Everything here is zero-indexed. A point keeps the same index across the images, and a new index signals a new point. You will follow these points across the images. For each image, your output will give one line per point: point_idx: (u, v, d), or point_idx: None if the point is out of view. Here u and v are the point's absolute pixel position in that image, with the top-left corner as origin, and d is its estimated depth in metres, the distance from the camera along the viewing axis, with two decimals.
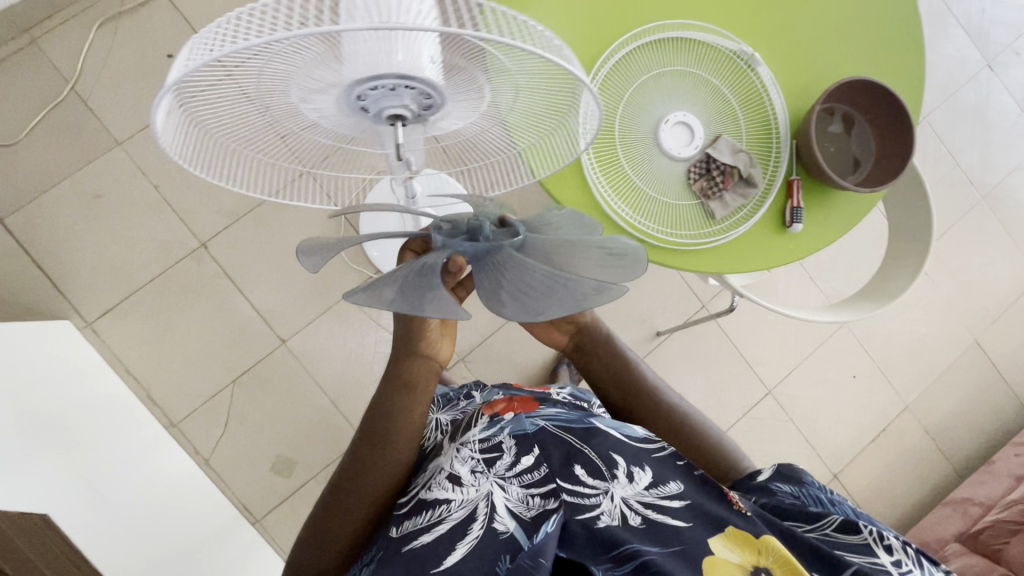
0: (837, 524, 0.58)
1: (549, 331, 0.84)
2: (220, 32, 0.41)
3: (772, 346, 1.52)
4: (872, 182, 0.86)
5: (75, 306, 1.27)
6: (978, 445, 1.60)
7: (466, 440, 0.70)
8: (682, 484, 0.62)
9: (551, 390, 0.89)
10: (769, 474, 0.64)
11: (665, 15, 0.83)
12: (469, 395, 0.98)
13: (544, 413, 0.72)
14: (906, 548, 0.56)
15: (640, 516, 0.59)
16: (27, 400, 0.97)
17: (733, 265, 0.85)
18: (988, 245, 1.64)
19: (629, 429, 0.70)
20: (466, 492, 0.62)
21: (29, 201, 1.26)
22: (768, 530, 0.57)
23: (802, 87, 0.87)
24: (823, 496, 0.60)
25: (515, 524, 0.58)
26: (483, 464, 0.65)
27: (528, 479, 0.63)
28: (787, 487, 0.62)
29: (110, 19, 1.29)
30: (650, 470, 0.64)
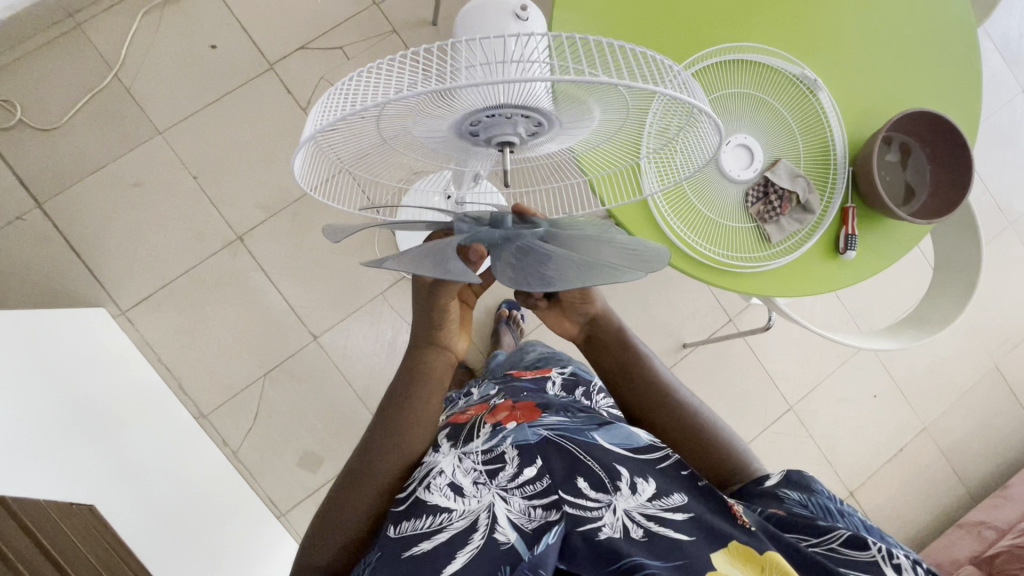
0: (843, 538, 0.51)
1: (560, 320, 0.78)
2: (352, 92, 0.44)
3: (794, 362, 1.53)
4: (926, 213, 0.87)
5: (109, 293, 1.26)
6: (992, 467, 1.61)
7: (468, 450, 0.65)
8: (685, 496, 0.57)
9: (550, 375, 0.89)
10: (777, 479, 0.60)
11: (726, 38, 0.84)
12: (468, 393, 0.96)
13: (546, 423, 0.67)
14: (917, 570, 0.49)
15: (642, 529, 0.54)
16: (67, 390, 0.97)
17: (786, 290, 0.86)
18: (1013, 270, 1.65)
19: (633, 435, 0.65)
20: (468, 502, 0.57)
21: (67, 187, 1.26)
22: (771, 544, 0.52)
23: (860, 116, 0.88)
24: (833, 507, 0.56)
25: (517, 535, 0.54)
26: (486, 476, 0.60)
27: (531, 489, 0.58)
28: (795, 494, 0.57)
29: (155, 7, 1.29)
30: (655, 481, 0.59)
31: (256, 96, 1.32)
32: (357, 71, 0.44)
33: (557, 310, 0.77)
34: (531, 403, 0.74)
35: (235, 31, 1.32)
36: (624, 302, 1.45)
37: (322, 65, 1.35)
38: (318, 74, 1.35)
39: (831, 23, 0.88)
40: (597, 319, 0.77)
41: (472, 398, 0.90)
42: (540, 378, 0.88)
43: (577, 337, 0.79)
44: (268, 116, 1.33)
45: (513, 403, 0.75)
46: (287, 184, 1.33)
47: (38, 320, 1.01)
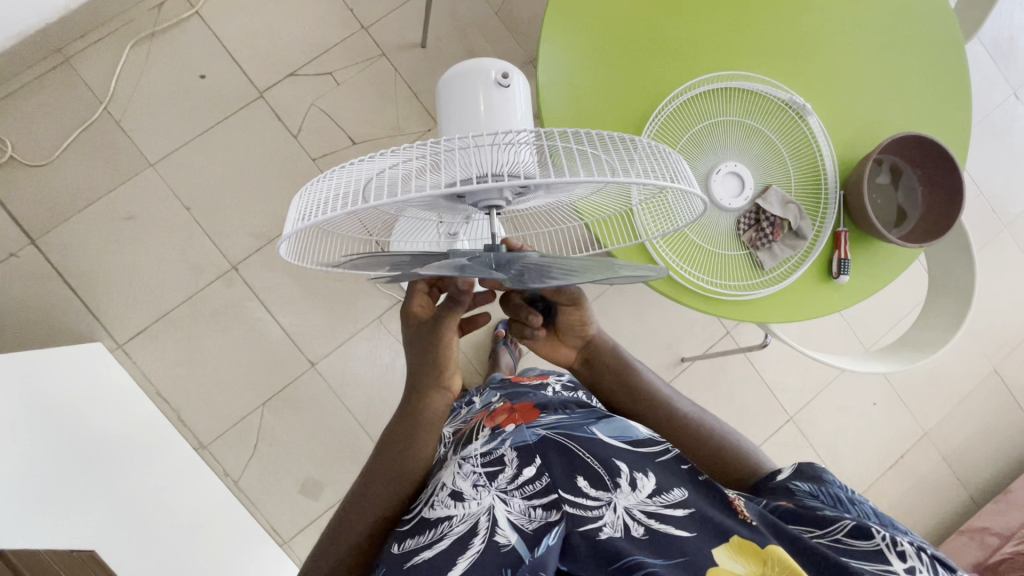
0: (848, 529, 0.50)
1: (555, 344, 0.74)
2: (336, 192, 0.47)
3: (794, 372, 1.53)
4: (918, 236, 0.87)
5: (106, 327, 1.26)
6: (992, 471, 1.62)
7: (467, 454, 0.63)
8: (686, 491, 0.56)
9: (548, 384, 0.87)
10: (788, 474, 0.61)
11: (712, 67, 0.85)
12: (470, 402, 0.92)
13: (545, 422, 0.65)
14: (924, 557, 0.48)
15: (643, 526, 0.53)
16: (67, 431, 0.96)
17: (783, 314, 0.86)
18: (1010, 273, 1.65)
19: (631, 431, 0.64)
20: (467, 506, 0.55)
21: (61, 222, 1.25)
22: (774, 538, 0.51)
23: (851, 138, 0.88)
24: (843, 496, 0.55)
25: (517, 538, 0.51)
26: (485, 478, 0.58)
27: (531, 489, 0.56)
28: (805, 486, 0.57)
29: (143, 39, 1.29)
30: (654, 475, 0.58)
31: (248, 125, 1.32)
32: (342, 172, 0.48)
33: (552, 334, 0.73)
34: (530, 403, 0.73)
35: (224, 60, 1.32)
36: (622, 319, 1.44)
37: (312, 92, 1.35)
38: (308, 101, 1.35)
39: (818, 44, 0.88)
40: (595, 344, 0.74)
41: (476, 405, 0.86)
42: (539, 386, 0.86)
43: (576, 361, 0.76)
44: (259, 144, 1.33)
45: (512, 405, 0.74)
46: (280, 212, 1.33)
47: (36, 361, 1.01)
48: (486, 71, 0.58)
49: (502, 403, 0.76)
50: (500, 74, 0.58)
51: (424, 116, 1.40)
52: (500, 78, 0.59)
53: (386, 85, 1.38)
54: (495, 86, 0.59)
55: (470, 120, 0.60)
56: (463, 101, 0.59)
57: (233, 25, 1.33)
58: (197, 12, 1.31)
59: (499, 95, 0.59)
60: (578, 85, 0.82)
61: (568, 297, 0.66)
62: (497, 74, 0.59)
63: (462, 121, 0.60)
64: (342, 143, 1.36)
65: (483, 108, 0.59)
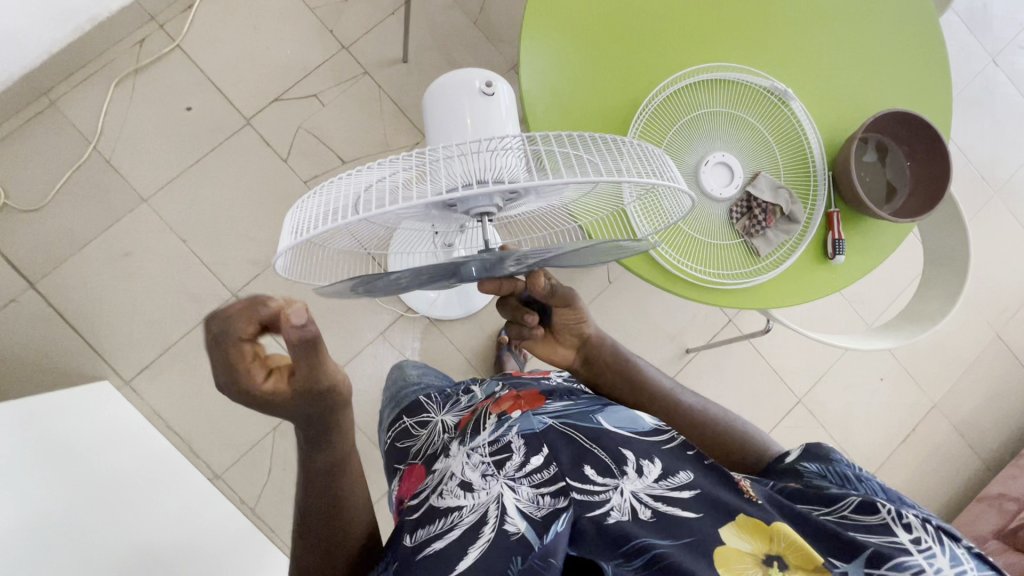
0: (855, 505, 0.50)
1: (554, 346, 0.79)
2: (328, 205, 0.48)
3: (799, 354, 1.53)
4: (907, 211, 0.88)
5: (112, 365, 1.26)
6: (1004, 437, 1.62)
7: (475, 445, 0.64)
8: (692, 473, 0.55)
9: (551, 375, 0.82)
10: (798, 455, 0.61)
11: (690, 60, 0.86)
12: (469, 390, 0.88)
13: (551, 410, 0.67)
14: (929, 527, 0.47)
15: (650, 509, 0.52)
16: (80, 472, 0.96)
17: (779, 297, 0.87)
18: (1004, 238, 1.66)
19: (638, 422, 0.64)
20: (476, 497, 0.55)
21: (59, 264, 1.26)
22: (779, 515, 0.51)
23: (835, 119, 0.89)
24: (851, 473, 0.55)
25: (526, 525, 0.51)
26: (493, 468, 0.59)
27: (539, 478, 0.57)
28: (813, 466, 0.58)
29: (127, 77, 1.30)
30: (661, 460, 0.57)
31: (237, 153, 1.33)
32: (337, 185, 0.49)
33: (550, 333, 0.78)
34: (535, 390, 0.74)
35: (209, 91, 1.33)
36: (624, 314, 1.45)
37: (299, 115, 1.36)
38: (295, 124, 1.36)
39: (794, 29, 0.89)
40: (590, 342, 0.78)
41: (477, 395, 0.83)
42: (541, 377, 0.83)
43: (576, 362, 0.79)
44: (250, 171, 1.33)
45: (518, 391, 0.73)
46: (276, 237, 1.33)
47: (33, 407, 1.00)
48: (471, 81, 0.60)
49: (506, 390, 0.75)
50: (484, 82, 0.60)
51: (412, 129, 1.41)
52: (485, 86, 0.60)
53: (371, 102, 1.39)
54: (481, 94, 0.60)
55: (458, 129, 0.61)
56: (451, 110, 0.61)
57: (214, 56, 1.34)
58: (179, 45, 1.32)
59: (484, 103, 0.61)
60: (559, 88, 0.83)
61: (563, 297, 0.71)
62: (481, 82, 0.60)
63: (451, 131, 0.61)
64: (332, 163, 1.37)
65: (469, 118, 0.61)
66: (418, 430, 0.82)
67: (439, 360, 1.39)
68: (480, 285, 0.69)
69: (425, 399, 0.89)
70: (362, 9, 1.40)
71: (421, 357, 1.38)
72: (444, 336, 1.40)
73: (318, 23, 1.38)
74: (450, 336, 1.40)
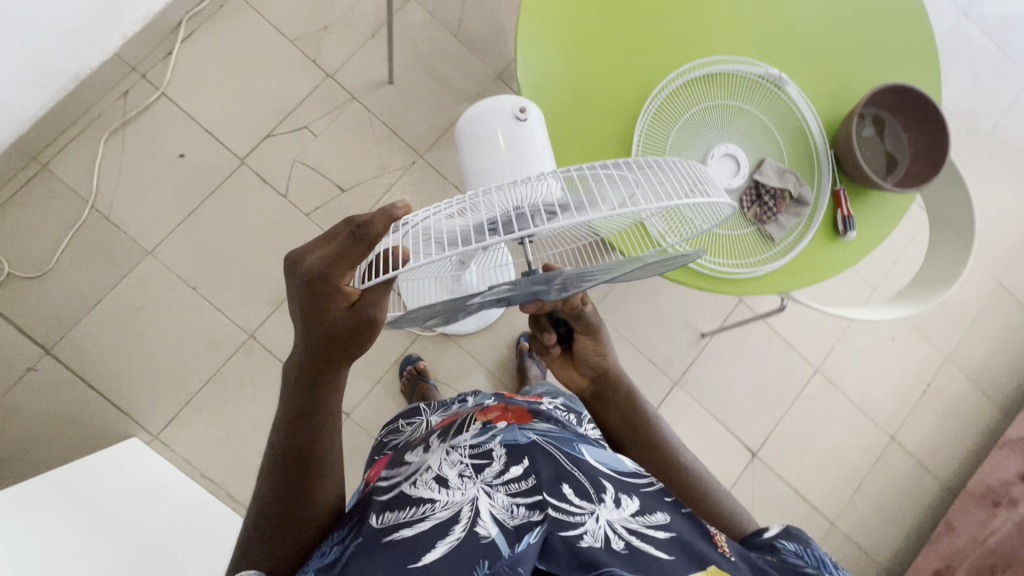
0: None
1: (569, 369, 0.82)
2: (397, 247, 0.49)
3: (811, 325, 1.55)
4: (912, 178, 0.90)
5: (138, 420, 1.26)
6: (1016, 381, 1.66)
7: (456, 444, 0.65)
8: (669, 516, 0.55)
9: (543, 401, 0.79)
10: (777, 533, 0.58)
11: (683, 57, 0.87)
12: (462, 399, 0.93)
13: (537, 428, 0.65)
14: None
15: (623, 541, 0.50)
16: (128, 534, 0.95)
17: (799, 279, 0.88)
18: (995, 187, 1.69)
19: (619, 463, 0.63)
20: (451, 494, 0.56)
21: (72, 327, 1.25)
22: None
23: (830, 99, 0.91)
24: (829, 561, 0.52)
25: (498, 530, 0.51)
26: (471, 470, 0.59)
27: (516, 488, 0.56)
28: (790, 545, 0.55)
29: (115, 131, 1.29)
30: (638, 499, 0.56)
31: (236, 194, 1.33)
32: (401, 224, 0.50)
33: (569, 358, 0.82)
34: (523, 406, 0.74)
35: (200, 136, 1.33)
36: (636, 308, 1.47)
37: (292, 149, 1.36)
38: (290, 158, 1.36)
39: (779, 13, 0.90)
40: (608, 375, 0.79)
41: (467, 404, 0.87)
42: (533, 402, 0.79)
43: (588, 392, 0.80)
44: (252, 211, 1.33)
45: (506, 404, 0.75)
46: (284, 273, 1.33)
47: (64, 480, 0.98)
48: (509, 107, 0.74)
49: (495, 402, 0.78)
50: (518, 108, 0.74)
51: (406, 149, 1.41)
52: (519, 112, 0.74)
53: (362, 127, 1.39)
54: (514, 118, 0.74)
55: (491, 143, 0.74)
56: (487, 128, 0.74)
57: (201, 101, 1.33)
58: (164, 93, 1.32)
59: (517, 123, 0.73)
60: (559, 100, 0.84)
61: (584, 325, 0.76)
62: (515, 109, 0.74)
63: (489, 148, 0.74)
64: (331, 192, 1.36)
65: (502, 137, 0.73)
66: (404, 426, 0.89)
67: (460, 376, 1.40)
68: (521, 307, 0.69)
69: (424, 405, 0.95)
70: (342, 35, 1.40)
71: (444, 375, 1.39)
72: (463, 350, 1.41)
73: (299, 54, 1.38)
74: (469, 350, 1.41)
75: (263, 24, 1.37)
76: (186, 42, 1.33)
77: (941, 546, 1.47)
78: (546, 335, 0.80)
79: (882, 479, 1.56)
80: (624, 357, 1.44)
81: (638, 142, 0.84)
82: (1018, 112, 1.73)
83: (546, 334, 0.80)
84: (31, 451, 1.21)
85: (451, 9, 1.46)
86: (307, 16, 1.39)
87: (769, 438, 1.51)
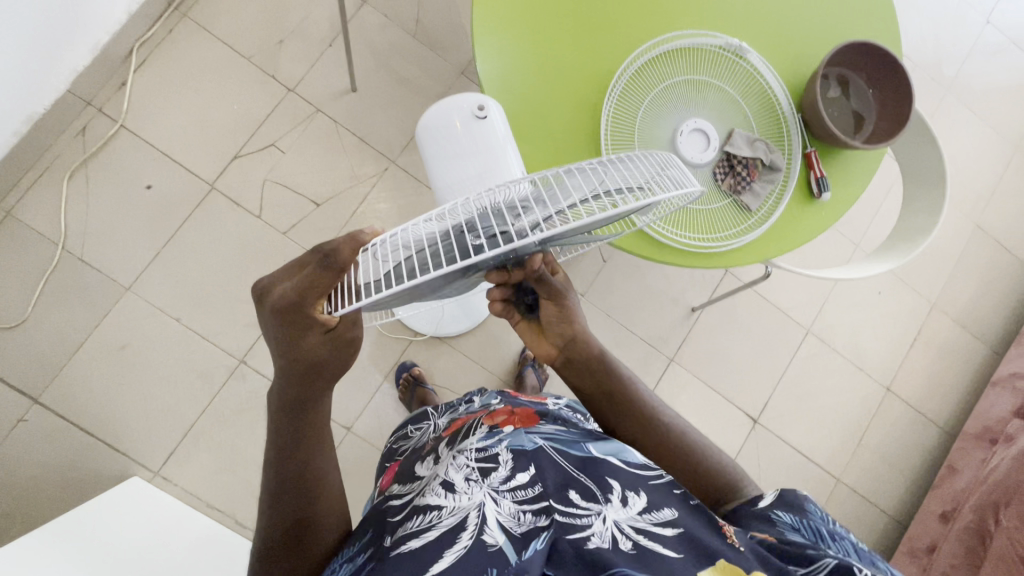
0: (831, 567, 0.49)
1: (538, 338, 0.79)
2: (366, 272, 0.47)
3: (799, 288, 1.56)
4: (879, 137, 0.90)
5: (136, 458, 1.24)
6: (1002, 319, 1.69)
7: (463, 449, 0.65)
8: (677, 510, 0.55)
9: (547, 402, 0.85)
10: (772, 501, 0.59)
11: (643, 36, 0.87)
12: (469, 400, 0.92)
13: (543, 431, 0.67)
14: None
15: (631, 541, 0.51)
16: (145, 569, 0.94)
17: (781, 246, 0.89)
18: (964, 133, 1.71)
19: (629, 453, 0.63)
20: (458, 499, 0.55)
21: (57, 372, 1.23)
22: (760, 566, 0.50)
23: (794, 63, 0.91)
24: (825, 530, 0.54)
25: (505, 538, 0.51)
26: (477, 473, 0.59)
27: (523, 494, 0.56)
28: (787, 516, 0.56)
29: (78, 169, 1.27)
30: (646, 495, 0.57)
31: (209, 220, 1.31)
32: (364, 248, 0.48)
33: (535, 324, 0.79)
34: (529, 409, 0.76)
35: (165, 165, 1.30)
36: (625, 289, 1.47)
37: (262, 168, 1.34)
38: (261, 177, 1.33)
39: None
40: (576, 341, 0.76)
41: (473, 406, 0.87)
42: (539, 403, 0.84)
43: (557, 361, 0.78)
44: (227, 234, 1.31)
45: (512, 408, 0.76)
46: None
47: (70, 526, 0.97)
48: (471, 103, 0.84)
49: (501, 404, 0.79)
50: (479, 106, 0.83)
51: (376, 155, 1.39)
52: (478, 110, 0.83)
53: (330, 139, 1.37)
54: (474, 114, 0.84)
55: (451, 130, 0.86)
56: (450, 119, 0.86)
57: (162, 129, 1.31)
58: (123, 125, 1.29)
59: (477, 120, 0.83)
60: (523, 91, 0.83)
61: (548, 289, 0.73)
62: (476, 107, 0.83)
63: (450, 141, 0.86)
64: (306, 208, 1.35)
65: (463, 130, 0.85)
66: (413, 431, 0.89)
67: (458, 377, 1.40)
68: (485, 277, 0.69)
69: (431, 408, 0.95)
70: (299, 48, 1.38)
71: (441, 378, 1.38)
72: (458, 351, 1.41)
73: (257, 70, 1.35)
74: (463, 350, 1.41)
75: (217, 44, 1.34)
76: (140, 71, 1.31)
77: (945, 489, 1.50)
78: (493, 291, 0.78)
79: (882, 430, 1.59)
80: (617, 341, 1.44)
81: (605, 124, 0.84)
82: (979, 56, 1.75)
83: (494, 291, 0.78)
84: (31, 502, 1.20)
85: (407, 10, 1.44)
86: (261, 31, 1.36)
87: (769, 403, 1.52)
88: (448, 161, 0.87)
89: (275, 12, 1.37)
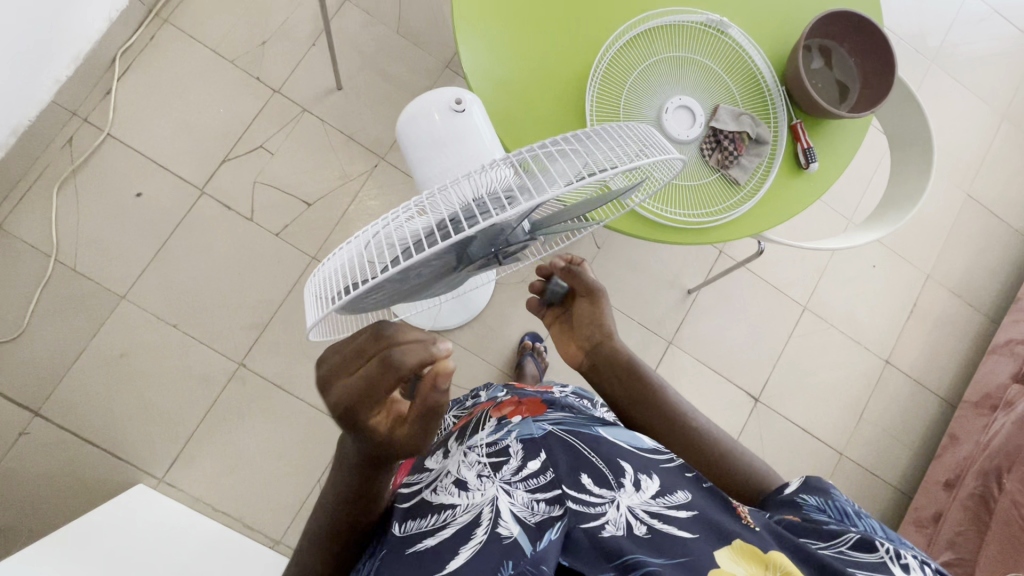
0: (852, 541, 0.50)
1: (567, 342, 0.80)
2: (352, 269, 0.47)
3: (793, 266, 1.57)
4: (862, 105, 0.91)
5: (140, 466, 1.24)
6: (997, 287, 1.70)
7: (473, 445, 0.64)
8: (690, 493, 0.55)
9: (553, 390, 0.85)
10: (797, 487, 0.59)
11: (623, 18, 0.87)
12: (476, 394, 0.92)
13: (551, 418, 0.67)
14: (927, 571, 0.48)
15: (645, 525, 0.52)
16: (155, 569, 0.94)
17: (774, 219, 0.89)
18: (951, 104, 1.72)
19: (637, 438, 0.64)
20: (471, 497, 0.55)
21: (57, 384, 1.23)
22: (776, 543, 0.50)
23: (772, 35, 0.91)
24: (850, 510, 0.54)
25: (519, 529, 0.51)
26: (489, 469, 0.58)
27: (535, 483, 0.56)
28: (813, 499, 0.56)
29: (66, 180, 1.26)
30: (659, 477, 0.57)
31: (201, 224, 1.31)
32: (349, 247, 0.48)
33: (568, 330, 0.80)
34: (536, 399, 0.75)
35: (154, 172, 1.30)
36: (621, 274, 1.47)
37: (251, 170, 1.34)
38: (251, 180, 1.33)
39: None
40: (602, 345, 0.76)
41: (481, 399, 0.87)
42: (545, 392, 0.84)
43: (584, 365, 0.78)
44: (220, 238, 1.31)
45: (518, 399, 0.76)
46: (263, 295, 1.32)
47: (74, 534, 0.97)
48: (447, 97, 0.77)
49: (507, 396, 0.78)
50: (455, 100, 0.77)
51: (365, 153, 1.39)
52: (456, 104, 0.77)
53: (318, 138, 1.37)
54: (452, 109, 0.77)
55: (433, 136, 0.78)
56: (428, 123, 0.78)
57: (148, 136, 1.31)
58: (109, 135, 1.29)
59: (458, 115, 0.77)
60: (506, 77, 0.83)
61: (585, 287, 0.77)
62: (452, 101, 0.77)
63: (435, 148, 0.78)
64: (298, 208, 1.35)
65: (445, 131, 0.77)
66: None
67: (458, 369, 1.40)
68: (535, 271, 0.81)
69: None
70: (281, 49, 1.38)
71: None
72: (457, 344, 1.41)
73: (241, 73, 1.35)
74: (462, 343, 1.41)
75: (199, 49, 1.34)
76: (123, 80, 1.30)
77: (948, 458, 1.50)
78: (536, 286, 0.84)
79: (883, 403, 1.60)
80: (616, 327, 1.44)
81: (590, 107, 0.84)
82: (961, 26, 1.75)
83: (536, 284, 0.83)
84: (37, 514, 1.19)
85: (389, 7, 1.44)
86: (243, 34, 1.36)
87: (769, 381, 1.53)
88: (426, 160, 0.79)
89: (255, 14, 1.37)
